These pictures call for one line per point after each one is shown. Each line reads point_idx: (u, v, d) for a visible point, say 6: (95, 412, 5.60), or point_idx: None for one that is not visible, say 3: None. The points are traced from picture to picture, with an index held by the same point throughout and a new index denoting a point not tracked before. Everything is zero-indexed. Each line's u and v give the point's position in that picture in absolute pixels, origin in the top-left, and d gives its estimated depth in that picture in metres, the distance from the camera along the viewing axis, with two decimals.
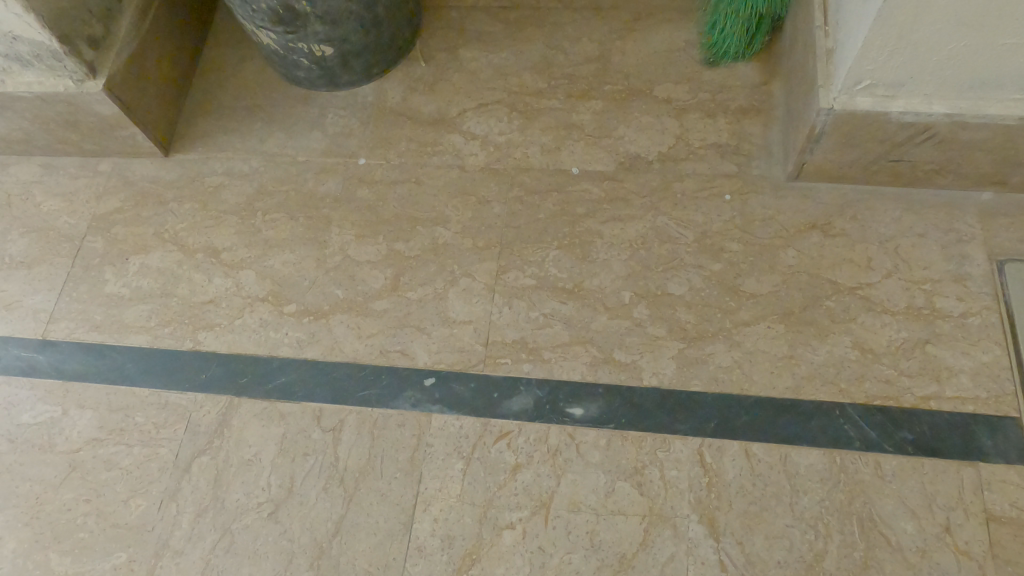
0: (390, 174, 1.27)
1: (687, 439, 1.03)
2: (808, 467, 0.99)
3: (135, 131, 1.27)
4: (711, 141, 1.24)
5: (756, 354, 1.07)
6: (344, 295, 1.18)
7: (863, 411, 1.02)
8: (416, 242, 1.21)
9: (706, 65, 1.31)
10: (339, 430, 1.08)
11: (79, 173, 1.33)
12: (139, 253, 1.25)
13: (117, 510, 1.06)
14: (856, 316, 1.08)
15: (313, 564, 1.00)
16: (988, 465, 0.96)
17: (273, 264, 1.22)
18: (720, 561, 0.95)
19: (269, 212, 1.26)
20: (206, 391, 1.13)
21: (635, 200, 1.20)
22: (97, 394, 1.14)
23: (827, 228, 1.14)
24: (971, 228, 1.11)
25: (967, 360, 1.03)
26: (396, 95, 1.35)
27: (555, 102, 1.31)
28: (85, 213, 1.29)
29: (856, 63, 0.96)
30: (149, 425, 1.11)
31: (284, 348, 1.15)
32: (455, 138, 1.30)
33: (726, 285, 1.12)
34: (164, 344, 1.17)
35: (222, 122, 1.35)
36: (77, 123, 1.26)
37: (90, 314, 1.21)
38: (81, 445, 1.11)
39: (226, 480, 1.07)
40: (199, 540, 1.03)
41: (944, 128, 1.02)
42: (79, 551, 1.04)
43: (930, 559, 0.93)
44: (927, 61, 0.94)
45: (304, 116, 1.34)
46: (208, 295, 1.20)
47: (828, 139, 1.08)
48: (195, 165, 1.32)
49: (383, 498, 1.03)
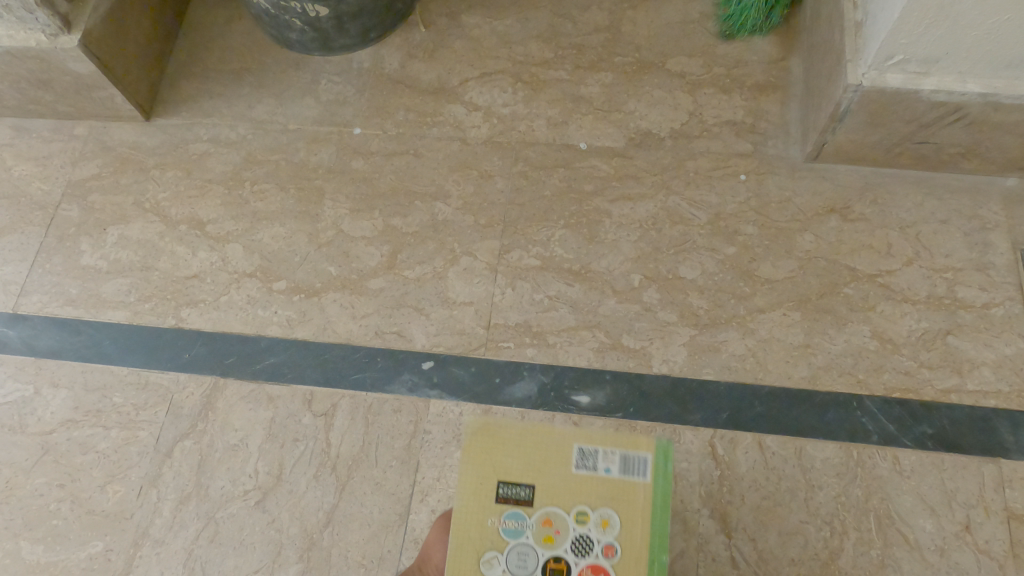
0: (386, 145, 1.20)
1: (698, 431, 0.98)
2: (823, 461, 0.95)
3: (114, 93, 1.18)
4: (726, 118, 1.18)
5: (771, 342, 1.02)
6: (338, 273, 1.11)
7: (881, 403, 0.98)
8: (414, 217, 1.14)
9: (722, 38, 1.24)
10: (332, 415, 1.02)
11: (53, 137, 1.24)
12: (118, 224, 1.17)
13: (93, 496, 1.00)
14: (875, 305, 1.03)
15: (303, 555, 0.95)
16: (1010, 462, 0.93)
17: (261, 238, 1.15)
18: (732, 558, 0.91)
19: (258, 182, 1.19)
20: (190, 371, 1.07)
21: (646, 178, 1.15)
22: (71, 372, 1.07)
23: (846, 212, 1.09)
24: (994, 215, 1.07)
25: (990, 352, 0.99)
26: (394, 61, 1.27)
27: (562, 73, 1.24)
28: (60, 179, 1.21)
29: (890, 37, 0.90)
30: (127, 406, 1.05)
31: (273, 328, 1.08)
32: (457, 109, 1.23)
33: (741, 270, 1.07)
34: (144, 321, 1.10)
35: (207, 86, 1.27)
36: (50, 82, 1.17)
37: (65, 288, 1.13)
38: (55, 426, 1.04)
39: (210, 466, 1.01)
40: (182, 529, 0.97)
41: (976, 109, 0.97)
42: (52, 539, 0.98)
43: (949, 558, 0.89)
44: (966, 35, 0.88)
45: (296, 82, 1.26)
46: (191, 270, 1.13)
47: (853, 118, 1.02)
48: (179, 131, 1.24)
49: (378, 487, 0.98)
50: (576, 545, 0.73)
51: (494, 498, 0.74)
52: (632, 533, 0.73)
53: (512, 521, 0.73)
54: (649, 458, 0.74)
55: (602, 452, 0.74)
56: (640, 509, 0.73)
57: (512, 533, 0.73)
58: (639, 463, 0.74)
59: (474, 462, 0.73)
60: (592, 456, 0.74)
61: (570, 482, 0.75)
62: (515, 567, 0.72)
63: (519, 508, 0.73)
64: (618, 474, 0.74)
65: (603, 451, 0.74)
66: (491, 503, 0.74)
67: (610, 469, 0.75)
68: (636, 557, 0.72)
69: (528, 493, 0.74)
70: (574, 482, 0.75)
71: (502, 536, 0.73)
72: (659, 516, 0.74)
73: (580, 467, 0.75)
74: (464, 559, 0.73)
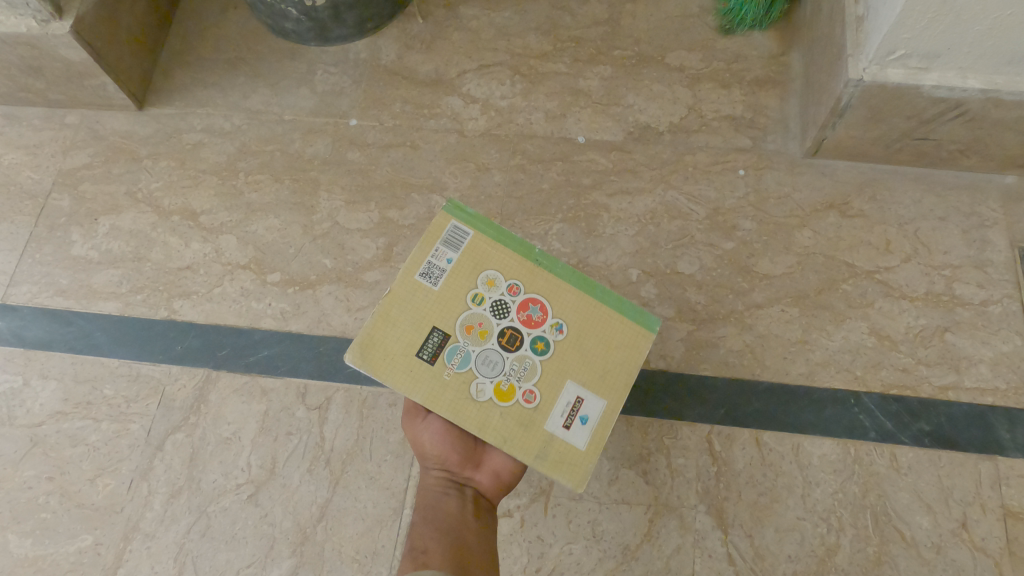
0: (383, 137, 1.19)
1: (695, 426, 0.97)
2: (820, 457, 0.95)
3: (106, 81, 1.16)
4: (725, 113, 1.17)
5: (769, 338, 1.01)
6: (333, 265, 1.10)
7: (878, 400, 0.97)
8: (411, 210, 1.13)
9: (721, 33, 1.24)
10: (326, 408, 1.01)
11: (44, 125, 1.23)
12: (109, 214, 1.15)
13: (83, 489, 0.98)
14: (873, 301, 1.03)
15: (296, 550, 0.94)
16: (1006, 459, 0.93)
17: (256, 229, 1.13)
18: (729, 555, 0.91)
19: (252, 173, 1.17)
20: (182, 363, 1.05)
21: (645, 172, 1.14)
22: (61, 364, 1.06)
23: (844, 208, 1.09)
24: (993, 212, 1.07)
25: (988, 349, 0.99)
26: (391, 52, 1.26)
27: (561, 66, 1.23)
28: (50, 168, 1.19)
29: (892, 31, 0.89)
30: (118, 399, 1.03)
31: (266, 320, 1.07)
32: (454, 101, 1.21)
33: (739, 265, 1.06)
34: (136, 313, 1.09)
35: (201, 75, 1.25)
36: (41, 69, 1.15)
37: (56, 279, 1.11)
38: (44, 419, 1.02)
39: (202, 459, 0.99)
40: (173, 522, 0.96)
41: (977, 105, 0.96)
42: (40, 532, 0.96)
43: (945, 555, 0.89)
44: (969, 30, 0.88)
45: (291, 72, 1.25)
46: (184, 261, 1.12)
47: (854, 113, 1.01)
48: (172, 120, 1.22)
49: (373, 481, 0.97)
50: (496, 310, 0.76)
51: (426, 368, 0.73)
52: (499, 259, 0.77)
53: (455, 358, 0.73)
54: (455, 221, 0.78)
55: (432, 259, 0.76)
56: (488, 240, 0.78)
57: (463, 363, 0.74)
58: (455, 230, 0.77)
59: (403, 384, 0.72)
60: (432, 269, 0.76)
61: (441, 297, 0.75)
62: (492, 373, 0.74)
63: (447, 346, 0.74)
64: (458, 253, 0.77)
65: (433, 256, 0.76)
66: (429, 370, 0.73)
67: (449, 257, 0.77)
68: (523, 269, 0.77)
69: (439, 336, 0.74)
70: (445, 292, 0.75)
71: (462, 373, 0.73)
72: (503, 237, 0.78)
73: (434, 282, 0.76)
74: (465, 411, 0.72)
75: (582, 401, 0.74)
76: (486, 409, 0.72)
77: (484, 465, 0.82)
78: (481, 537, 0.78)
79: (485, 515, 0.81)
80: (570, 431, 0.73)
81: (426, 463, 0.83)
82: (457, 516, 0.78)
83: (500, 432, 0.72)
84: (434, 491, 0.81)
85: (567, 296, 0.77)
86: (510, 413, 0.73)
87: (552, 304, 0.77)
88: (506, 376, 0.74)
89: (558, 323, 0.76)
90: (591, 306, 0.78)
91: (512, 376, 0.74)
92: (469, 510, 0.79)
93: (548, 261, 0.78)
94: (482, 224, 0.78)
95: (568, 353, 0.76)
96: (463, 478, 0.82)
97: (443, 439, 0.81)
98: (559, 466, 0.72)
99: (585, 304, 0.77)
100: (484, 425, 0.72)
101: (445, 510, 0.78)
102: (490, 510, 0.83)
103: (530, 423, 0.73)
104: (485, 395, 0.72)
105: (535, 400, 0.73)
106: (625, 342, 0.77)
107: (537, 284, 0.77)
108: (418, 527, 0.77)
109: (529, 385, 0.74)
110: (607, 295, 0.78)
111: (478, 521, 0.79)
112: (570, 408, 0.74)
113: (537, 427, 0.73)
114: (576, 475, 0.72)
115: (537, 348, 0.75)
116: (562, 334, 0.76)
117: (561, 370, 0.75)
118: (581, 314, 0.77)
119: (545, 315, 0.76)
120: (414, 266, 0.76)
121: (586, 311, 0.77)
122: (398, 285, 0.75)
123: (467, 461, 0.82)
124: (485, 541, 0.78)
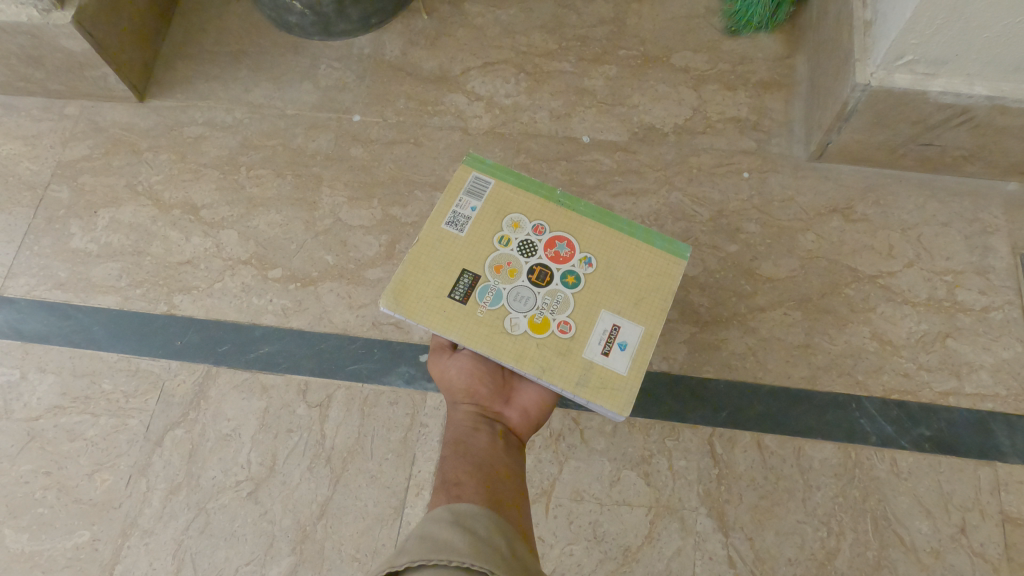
0: (386, 133, 1.18)
1: (697, 429, 0.98)
2: (822, 461, 0.95)
3: (107, 72, 1.15)
4: (730, 115, 1.17)
5: (771, 341, 1.02)
6: (335, 262, 1.09)
7: (879, 404, 0.98)
8: (414, 207, 1.13)
9: (727, 34, 1.23)
10: (327, 406, 1.01)
11: (43, 115, 1.21)
12: (109, 207, 1.14)
13: (81, 484, 0.97)
14: (876, 306, 1.03)
15: (295, 548, 0.94)
16: (1006, 465, 0.94)
17: (257, 224, 1.12)
18: (729, 557, 0.91)
19: (254, 168, 1.16)
20: (182, 359, 1.05)
21: (649, 173, 1.14)
22: (59, 358, 1.05)
23: (848, 212, 1.09)
24: (995, 219, 1.07)
25: (988, 356, 0.99)
26: (394, 48, 1.25)
27: (566, 65, 1.23)
28: (49, 159, 1.18)
29: (901, 36, 0.89)
30: (117, 393, 1.03)
31: (267, 317, 1.06)
32: (458, 98, 1.21)
33: (743, 268, 1.06)
34: (135, 307, 1.08)
35: (204, 68, 1.24)
36: (41, 59, 1.13)
37: (54, 272, 1.10)
38: (41, 413, 1.01)
39: (201, 456, 0.99)
40: (171, 519, 0.96)
41: (982, 112, 0.97)
42: (37, 528, 0.95)
43: (944, 560, 0.90)
44: (977, 36, 0.87)
45: (294, 67, 1.24)
46: (184, 256, 1.11)
47: (860, 118, 1.01)
48: (173, 113, 1.21)
49: (373, 480, 0.97)
50: (523, 249, 0.79)
51: (459, 307, 0.75)
52: (521, 203, 0.81)
53: (487, 296, 0.76)
54: (477, 172, 0.83)
55: (457, 209, 0.81)
56: (510, 188, 0.82)
57: (496, 300, 0.76)
58: (476, 180, 0.82)
59: (438, 322, 0.75)
60: (458, 217, 0.80)
61: (469, 241, 0.79)
62: (525, 308, 0.76)
63: (479, 286, 0.77)
64: (481, 200, 0.81)
65: (457, 206, 0.81)
66: (463, 308, 0.75)
67: (474, 205, 0.81)
68: (545, 210, 0.81)
69: (470, 277, 0.77)
70: (473, 236, 0.79)
71: (495, 310, 0.75)
72: (522, 183, 0.83)
73: (461, 229, 0.79)
74: (502, 344, 0.74)
75: (618, 328, 0.76)
76: (523, 340, 0.74)
77: (513, 401, 0.83)
78: (514, 470, 0.76)
79: (517, 450, 0.80)
80: (609, 357, 0.75)
81: (454, 398, 0.82)
82: (488, 446, 0.77)
83: (539, 360, 0.74)
84: (464, 423, 0.79)
85: (591, 231, 0.81)
86: (548, 343, 0.74)
87: (577, 241, 0.80)
88: (539, 309, 0.76)
89: (585, 258, 0.79)
90: (617, 239, 0.80)
91: (545, 309, 0.76)
92: (501, 443, 0.79)
93: (569, 202, 0.82)
94: (501, 174, 0.83)
95: (598, 284, 0.78)
96: (494, 413, 0.81)
97: (471, 373, 0.82)
98: (602, 392, 0.73)
99: (611, 236, 0.80)
100: (522, 355, 0.74)
101: (477, 442, 0.77)
102: (520, 446, 0.82)
103: (568, 352, 0.75)
104: (520, 327, 0.75)
105: (570, 330, 0.75)
106: (657, 270, 0.79)
107: (561, 223, 0.81)
108: (450, 457, 0.75)
109: (563, 316, 0.76)
110: (632, 229, 0.81)
111: (509, 454, 0.78)
112: (607, 336, 0.75)
113: (575, 354, 0.74)
114: (619, 399, 0.73)
115: (567, 282, 0.78)
116: (590, 268, 0.79)
117: (592, 301, 0.77)
118: (606, 247, 0.80)
119: (572, 252, 0.79)
120: (441, 216, 0.80)
121: (612, 244, 0.80)
122: (426, 234, 0.79)
123: (496, 396, 0.82)
124: (517, 475, 0.77)
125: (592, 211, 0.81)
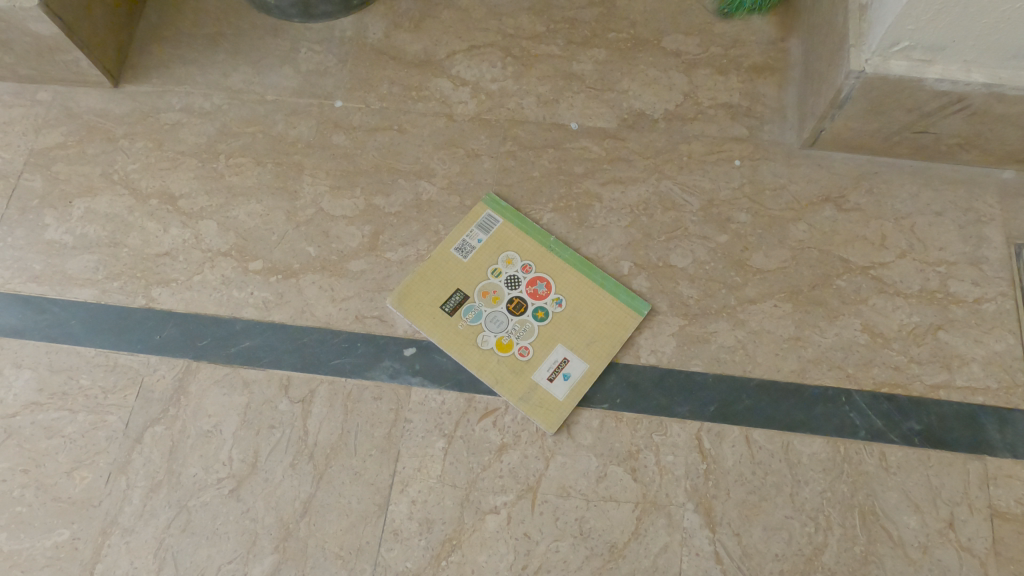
0: (369, 119, 1.15)
1: (685, 423, 0.96)
2: (810, 456, 0.94)
3: (79, 57, 1.11)
4: (721, 101, 1.14)
5: (761, 334, 1.00)
6: (317, 254, 1.07)
7: (869, 398, 0.96)
8: (398, 197, 1.10)
9: (719, 17, 1.20)
10: (310, 401, 0.99)
11: (15, 101, 1.17)
12: (84, 197, 1.11)
13: (59, 482, 0.96)
14: (867, 298, 1.01)
15: (278, 546, 0.93)
16: (995, 459, 0.93)
17: (236, 214, 1.10)
18: (716, 553, 0.91)
19: (233, 156, 1.13)
20: (161, 353, 1.02)
21: (639, 161, 1.11)
22: (35, 352, 1.03)
23: (840, 201, 1.07)
24: (990, 208, 1.05)
25: (980, 348, 0.98)
26: (377, 31, 1.21)
27: (554, 48, 1.19)
28: (21, 147, 1.14)
29: (897, 22, 0.86)
30: (95, 389, 1.01)
31: (248, 310, 1.04)
32: (443, 83, 1.17)
33: (733, 259, 1.04)
34: (113, 300, 1.05)
35: (180, 51, 1.20)
36: (10, 43, 1.09)
37: (28, 264, 1.07)
38: (18, 409, 1.00)
39: (182, 452, 0.97)
40: (152, 517, 0.94)
41: (979, 99, 0.94)
42: (15, 527, 0.94)
43: (932, 555, 0.89)
44: (976, 22, 0.85)
45: (274, 50, 1.20)
46: (163, 247, 1.08)
47: (853, 105, 0.99)
48: (150, 99, 1.17)
49: (357, 476, 0.95)
50: (509, 282, 1.04)
51: (446, 318, 1.02)
52: (519, 244, 1.06)
53: (470, 314, 1.02)
54: (490, 211, 1.07)
55: (466, 238, 1.06)
56: (512, 229, 1.06)
57: (474, 319, 1.02)
58: (488, 218, 1.07)
59: (427, 324, 1.02)
60: (465, 245, 1.06)
61: (469, 267, 1.05)
62: (497, 330, 1.01)
63: (466, 305, 1.02)
64: (487, 234, 1.06)
65: (467, 236, 1.06)
66: (449, 320, 1.01)
67: (480, 238, 1.06)
68: (535, 254, 1.05)
69: (461, 296, 1.03)
70: (473, 264, 1.05)
71: (473, 326, 1.01)
72: (525, 226, 1.07)
73: (465, 256, 1.05)
74: (470, 353, 1.00)
75: (566, 361, 0.99)
76: (487, 354, 1.00)
77: None
78: None
79: None
80: (553, 383, 0.98)
81: None
82: None
83: (495, 372, 0.99)
84: None
85: (568, 277, 1.03)
86: (507, 361, 0.99)
87: (555, 283, 1.03)
88: (508, 333, 1.01)
89: (557, 298, 1.02)
90: (590, 287, 1.03)
91: (513, 334, 1.01)
92: None
93: (558, 248, 1.05)
94: (510, 215, 1.07)
95: (561, 322, 1.01)
96: None
97: None
98: (537, 409, 0.97)
99: (583, 284, 1.03)
100: (483, 365, 0.99)
101: None
102: None
103: (521, 371, 0.99)
104: (488, 344, 1.00)
105: (528, 355, 0.99)
106: (615, 320, 1.01)
107: (546, 266, 1.04)
108: None
109: (525, 342, 1.00)
110: (604, 281, 1.03)
111: None
112: (556, 366, 0.98)
113: (526, 375, 0.98)
114: (549, 417, 0.96)
115: (537, 315, 1.01)
116: (559, 307, 1.02)
117: (553, 334, 1.00)
118: (577, 293, 1.02)
119: (548, 291, 1.03)
120: (453, 242, 1.06)
121: (583, 291, 1.02)
122: (438, 254, 1.05)
123: None
124: None
125: (572, 258, 1.04)
